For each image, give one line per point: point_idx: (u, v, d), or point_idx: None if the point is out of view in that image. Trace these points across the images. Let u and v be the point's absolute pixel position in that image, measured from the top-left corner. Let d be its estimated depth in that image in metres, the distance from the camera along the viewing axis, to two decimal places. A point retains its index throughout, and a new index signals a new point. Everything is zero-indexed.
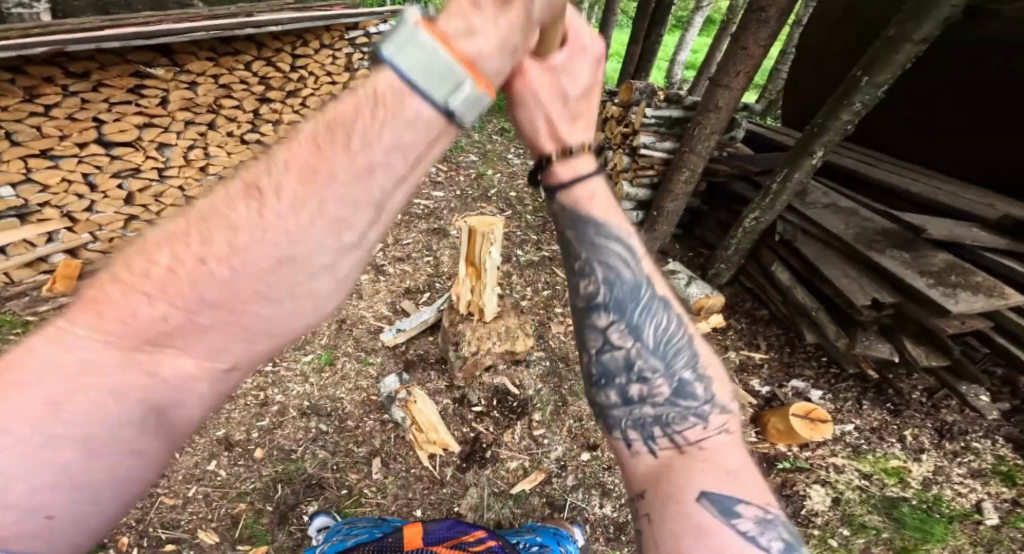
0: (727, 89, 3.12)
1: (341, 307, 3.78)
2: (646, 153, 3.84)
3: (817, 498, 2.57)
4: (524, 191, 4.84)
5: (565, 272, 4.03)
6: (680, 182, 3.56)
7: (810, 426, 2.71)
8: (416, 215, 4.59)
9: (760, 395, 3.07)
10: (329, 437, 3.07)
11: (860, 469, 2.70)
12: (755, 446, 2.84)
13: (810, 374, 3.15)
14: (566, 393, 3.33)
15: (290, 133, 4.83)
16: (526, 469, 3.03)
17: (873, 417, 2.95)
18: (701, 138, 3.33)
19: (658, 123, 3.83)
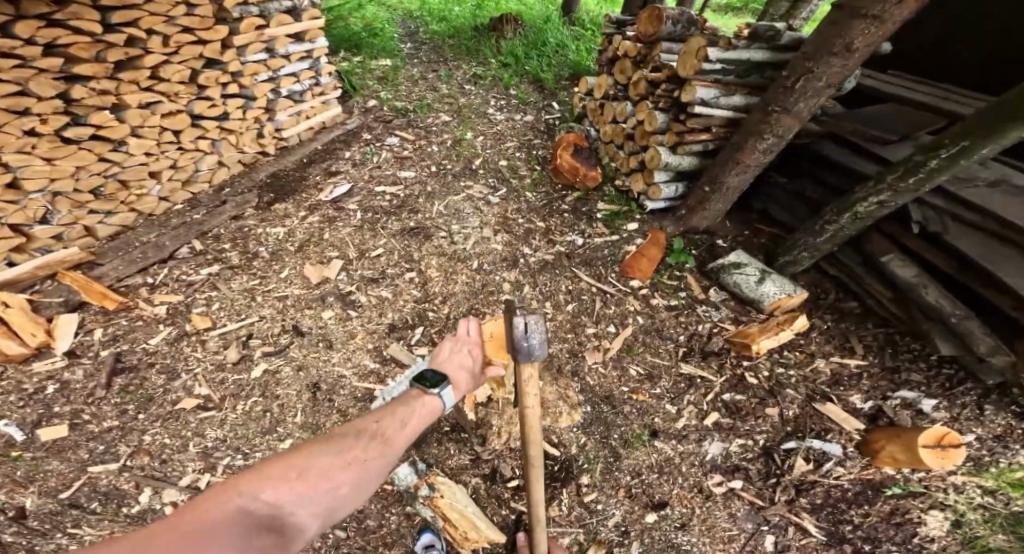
0: (873, 23, 2.14)
1: (308, 366, 2.82)
2: (705, 112, 2.87)
3: (933, 523, 2.15)
4: (518, 157, 3.74)
5: (589, 274, 3.18)
6: (756, 150, 2.81)
7: (940, 455, 2.22)
8: (382, 210, 3.57)
9: (863, 415, 2.57)
10: (353, 543, 2.33)
11: (982, 486, 2.23)
12: (858, 473, 2.39)
13: (919, 380, 2.64)
14: (617, 445, 2.66)
15: (150, 118, 3.29)
16: (582, 544, 2.39)
17: (996, 423, 2.41)
18: (803, 94, 2.49)
19: (725, 69, 2.79)
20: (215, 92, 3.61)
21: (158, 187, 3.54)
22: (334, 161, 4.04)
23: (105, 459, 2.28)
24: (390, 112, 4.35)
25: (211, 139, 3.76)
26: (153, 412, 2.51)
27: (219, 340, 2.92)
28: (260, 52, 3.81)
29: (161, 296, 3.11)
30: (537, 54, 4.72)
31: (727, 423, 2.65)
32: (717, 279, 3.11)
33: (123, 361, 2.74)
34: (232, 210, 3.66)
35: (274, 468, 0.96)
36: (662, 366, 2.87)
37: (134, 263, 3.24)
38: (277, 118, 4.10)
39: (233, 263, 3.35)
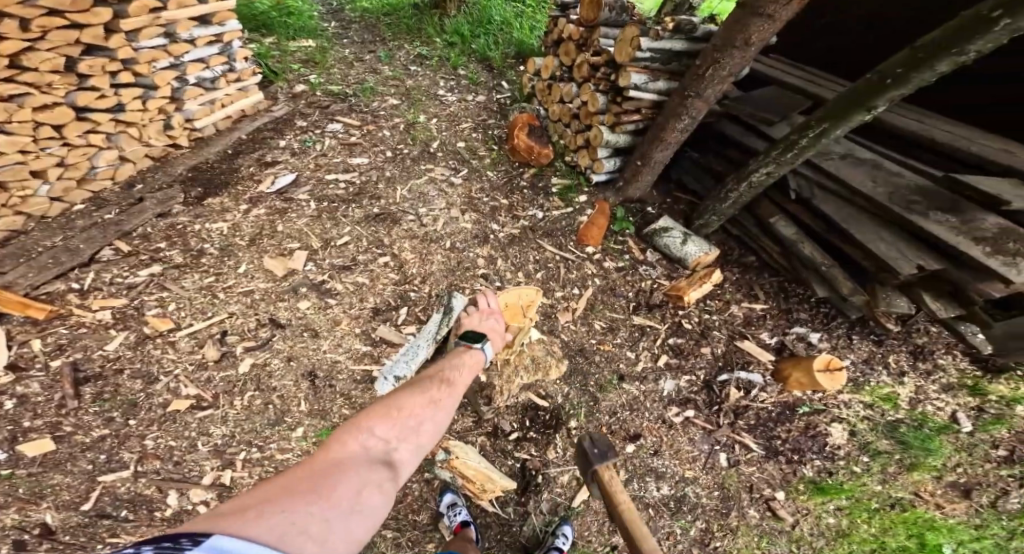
0: (768, 21, 2.63)
1: (296, 355, 2.82)
2: (637, 96, 3.28)
3: (837, 433, 2.91)
4: (475, 137, 3.89)
5: (552, 244, 3.52)
6: (676, 129, 3.32)
7: (829, 376, 2.91)
8: (338, 199, 3.53)
9: (771, 347, 3.25)
10: (384, 514, 2.52)
11: (863, 401, 3.02)
12: (778, 396, 3.05)
13: (806, 317, 3.38)
14: (594, 390, 3.10)
15: (19, 112, 2.84)
16: (580, 478, 2.86)
17: (862, 349, 3.24)
18: (712, 81, 3.02)
19: (654, 57, 3.18)
20: (102, 82, 3.15)
21: (46, 187, 3.11)
22: (268, 151, 3.83)
23: (115, 468, 2.23)
24: (325, 97, 4.18)
25: (103, 133, 3.30)
26: (147, 415, 2.43)
27: (189, 340, 2.77)
28: (158, 37, 3.36)
29: (100, 301, 2.83)
30: (483, 32, 4.75)
31: (675, 363, 3.19)
32: (651, 242, 3.63)
33: (81, 371, 2.53)
34: (156, 209, 3.33)
35: (375, 410, 1.34)
36: (620, 319, 3.34)
37: (47, 269, 2.88)
38: (187, 107, 3.71)
39: (177, 260, 3.11)
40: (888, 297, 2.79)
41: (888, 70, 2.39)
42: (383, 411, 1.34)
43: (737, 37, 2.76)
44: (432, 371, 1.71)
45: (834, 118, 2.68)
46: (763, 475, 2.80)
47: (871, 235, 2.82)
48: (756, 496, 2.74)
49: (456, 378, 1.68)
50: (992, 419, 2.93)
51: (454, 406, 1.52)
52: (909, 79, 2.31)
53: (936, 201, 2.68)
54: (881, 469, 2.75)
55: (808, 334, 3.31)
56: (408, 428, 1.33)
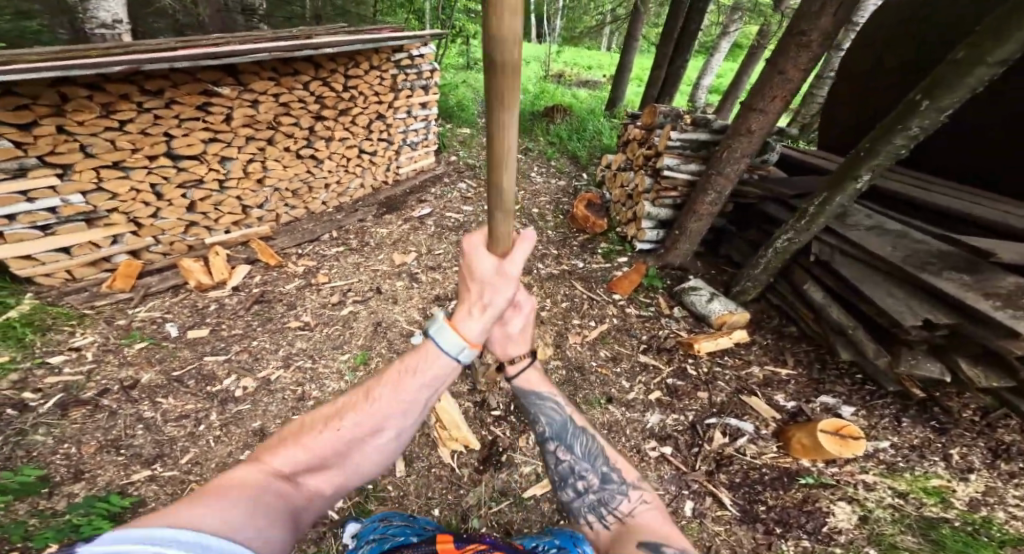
0: (761, 114, 3.29)
1: (377, 310, 3.76)
2: (670, 175, 4.01)
3: (842, 515, 2.57)
4: (547, 208, 4.96)
5: (583, 285, 4.14)
6: (705, 203, 3.82)
7: (843, 443, 2.78)
8: (449, 227, 4.79)
9: (786, 410, 3.19)
10: None
11: (893, 487, 2.67)
12: (775, 460, 2.90)
13: (842, 391, 3.28)
14: (581, 402, 3.34)
15: (340, 149, 4.91)
16: (538, 474, 3.09)
17: (913, 434, 2.96)
18: (729, 161, 3.56)
19: (684, 145, 3.98)
20: (376, 135, 5.24)
21: (325, 195, 4.98)
22: (423, 194, 5.33)
23: (217, 353, 3.29)
24: (465, 166, 5.88)
25: (363, 167, 5.24)
26: (268, 326, 3.56)
27: (330, 290, 3.95)
28: (403, 112, 5.47)
29: (303, 260, 4.27)
30: (577, 138, 6.15)
31: (666, 401, 3.34)
32: (680, 300, 3.96)
33: (265, 295, 3.84)
34: (360, 216, 4.89)
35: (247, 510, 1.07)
36: (625, 354, 3.64)
37: (294, 240, 4.47)
38: (400, 159, 5.57)
39: (353, 245, 4.50)
40: (912, 361, 2.82)
41: (864, 145, 2.85)
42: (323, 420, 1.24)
43: (741, 126, 3.40)
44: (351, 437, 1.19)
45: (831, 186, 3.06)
46: (728, 537, 2.56)
47: (881, 292, 2.95)
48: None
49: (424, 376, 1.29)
50: None
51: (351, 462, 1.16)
52: (879, 150, 2.76)
53: (953, 263, 2.77)
54: None
55: (837, 406, 3.19)
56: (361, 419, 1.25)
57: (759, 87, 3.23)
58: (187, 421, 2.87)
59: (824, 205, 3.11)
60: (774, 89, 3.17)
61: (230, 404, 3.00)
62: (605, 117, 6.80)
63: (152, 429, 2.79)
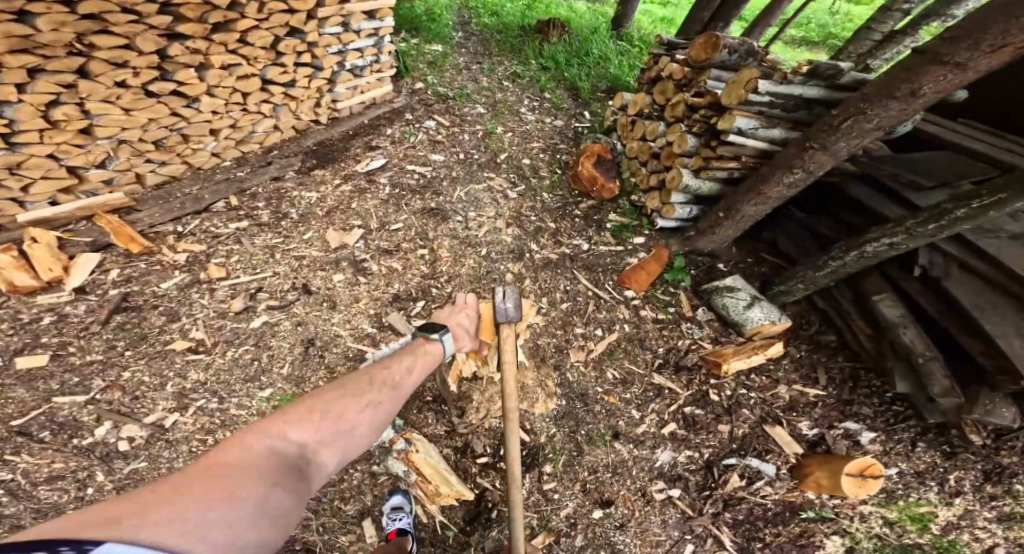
0: (952, 70, 2.13)
1: (306, 322, 3.10)
2: (736, 141, 3.06)
3: (831, 548, 2.46)
4: (541, 157, 3.99)
5: (588, 278, 3.37)
6: (780, 184, 2.99)
7: (859, 484, 2.43)
8: (409, 188, 3.79)
9: (806, 440, 2.77)
10: None
11: (885, 517, 2.51)
12: (785, 495, 2.60)
13: (867, 413, 2.83)
14: (582, 440, 2.83)
15: (227, 79, 3.54)
16: (534, 528, 2.59)
17: (921, 459, 2.63)
18: (843, 136, 2.62)
19: (771, 102, 2.98)
20: (289, 60, 3.85)
21: (213, 144, 3.75)
22: (376, 137, 4.23)
23: (74, 392, 2.56)
24: (433, 97, 4.51)
25: (273, 104, 3.96)
26: (139, 349, 2.79)
27: (228, 290, 3.18)
28: (337, 25, 4.01)
29: (184, 244, 3.36)
30: (576, 63, 4.95)
31: (681, 434, 2.83)
32: (707, 299, 3.32)
33: (129, 300, 3.00)
34: (275, 171, 3.88)
35: (296, 415, 1.47)
36: (637, 374, 3.05)
37: (171, 212, 3.47)
38: (336, 89, 4.26)
39: (261, 219, 3.58)
40: (989, 406, 2.38)
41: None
42: (302, 417, 1.48)
43: (901, 87, 2.31)
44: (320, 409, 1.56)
45: (1012, 186, 2.16)
46: None
47: (1001, 329, 2.39)
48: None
49: (400, 380, 1.88)
50: None
51: (338, 423, 1.53)
52: None
53: None
54: None
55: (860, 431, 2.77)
56: (345, 428, 1.54)
57: (968, 29, 2.02)
58: (67, 484, 2.26)
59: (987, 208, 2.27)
60: (1007, 34, 1.90)
61: (118, 462, 2.38)
62: (612, 39, 5.45)
63: (22, 496, 2.19)
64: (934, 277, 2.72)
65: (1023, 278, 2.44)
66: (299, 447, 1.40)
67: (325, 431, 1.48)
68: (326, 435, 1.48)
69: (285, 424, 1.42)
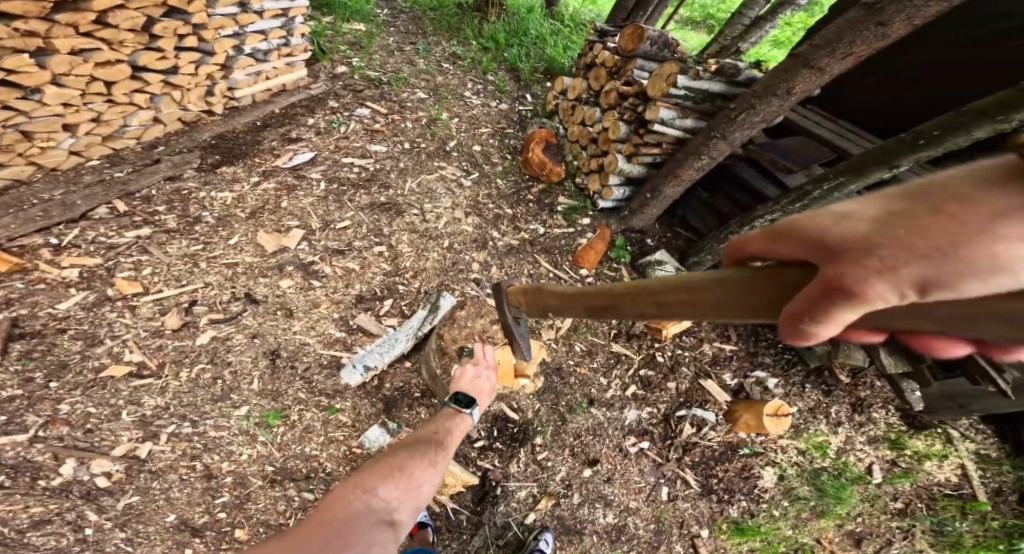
0: (816, 73, 2.64)
1: (263, 332, 2.82)
2: (660, 130, 3.39)
3: (767, 476, 3.15)
4: (491, 143, 4.09)
5: (548, 261, 3.55)
6: (691, 168, 3.38)
7: (775, 421, 3.11)
8: (349, 182, 3.58)
9: (730, 389, 3.40)
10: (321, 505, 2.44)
11: (798, 447, 3.26)
12: (724, 436, 3.23)
13: (769, 363, 3.54)
14: (564, 410, 3.12)
15: (85, 68, 2.92)
16: (536, 496, 2.86)
17: (811, 397, 3.44)
18: (741, 126, 3.05)
19: (687, 95, 3.30)
20: (168, 44, 3.25)
21: (70, 141, 3.09)
22: (294, 127, 3.85)
23: (11, 431, 2.21)
24: (361, 82, 4.29)
25: (151, 94, 3.35)
26: (66, 378, 2.41)
27: (153, 306, 2.75)
28: (231, 6, 3.50)
29: (72, 259, 2.80)
30: (516, 43, 5.09)
31: (641, 394, 3.28)
32: (643, 273, 3.69)
33: (19, 328, 2.50)
34: (166, 171, 3.30)
35: (381, 467, 1.57)
36: (600, 345, 3.39)
37: (32, 222, 2.83)
38: (233, 76, 3.74)
39: (170, 226, 3.09)
40: (848, 349, 3.15)
41: (925, 131, 2.45)
42: (383, 475, 1.54)
43: (781, 86, 2.78)
44: (398, 458, 1.63)
45: (853, 173, 2.76)
46: (694, 511, 3.01)
47: None
48: (684, 531, 2.97)
49: (447, 438, 1.86)
50: (900, 472, 3.31)
51: (416, 480, 1.60)
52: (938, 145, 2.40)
53: None
54: (795, 513, 3.08)
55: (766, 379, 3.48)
56: (412, 489, 1.56)
57: (827, 41, 2.53)
58: (61, 527, 2.05)
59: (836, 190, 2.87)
60: (854, 45, 2.45)
61: (107, 499, 2.16)
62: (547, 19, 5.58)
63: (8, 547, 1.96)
64: None
65: None
66: (384, 509, 1.45)
67: (399, 492, 1.52)
68: (405, 492, 1.54)
69: (366, 483, 1.48)
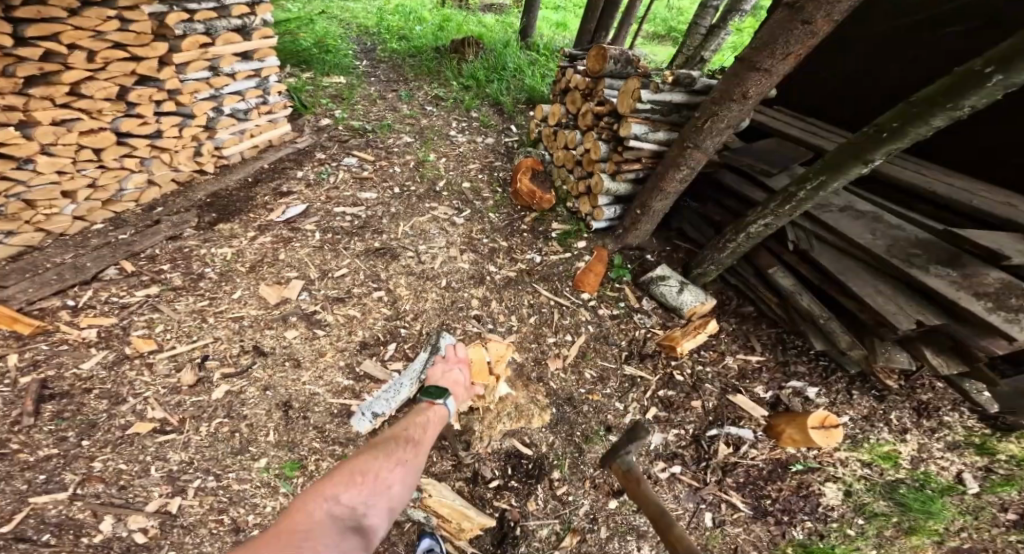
0: (765, 75, 2.69)
1: (275, 385, 2.86)
2: (637, 146, 3.35)
3: (831, 493, 2.79)
4: (479, 178, 4.15)
5: (548, 289, 3.53)
6: (675, 179, 3.36)
7: (825, 434, 2.85)
8: (344, 230, 3.65)
9: (766, 402, 3.24)
10: None
11: (861, 459, 2.93)
12: (770, 453, 2.98)
13: (804, 371, 3.40)
14: (579, 440, 3.01)
15: (70, 137, 3.02)
16: (558, 533, 2.71)
17: (863, 406, 3.18)
18: (711, 133, 3.05)
19: (654, 109, 3.27)
20: (147, 110, 3.36)
21: (71, 207, 3.24)
22: (286, 181, 3.97)
23: (51, 489, 2.23)
24: (346, 132, 4.43)
25: (141, 157, 3.49)
26: (99, 437, 2.46)
27: (170, 362, 2.83)
28: (203, 70, 3.62)
29: (89, 318, 2.92)
30: (496, 77, 5.25)
31: (663, 416, 3.13)
32: (648, 290, 3.65)
33: (51, 387, 2.60)
34: (167, 230, 3.43)
35: (344, 471, 1.38)
36: (610, 369, 3.30)
37: (49, 285, 2.97)
38: (218, 136, 3.89)
39: (176, 283, 3.19)
40: (887, 353, 2.95)
41: (885, 124, 2.41)
42: (349, 478, 1.36)
43: (735, 90, 2.83)
44: (363, 458, 1.47)
45: (830, 169, 2.71)
46: (748, 535, 2.69)
47: (870, 288, 3.02)
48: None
49: (420, 435, 1.73)
50: (1000, 480, 2.83)
51: (389, 478, 1.45)
52: (906, 132, 2.33)
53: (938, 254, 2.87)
54: (876, 530, 2.65)
55: (805, 388, 3.31)
56: (379, 489, 1.39)
57: (765, 42, 2.61)
58: None
59: (819, 189, 2.81)
60: (790, 45, 2.52)
61: None
62: (523, 51, 5.78)
63: None
64: (804, 250, 3.39)
65: (861, 243, 3.06)
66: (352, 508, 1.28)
67: (369, 493, 1.35)
68: (377, 492, 1.38)
69: (327, 488, 1.28)
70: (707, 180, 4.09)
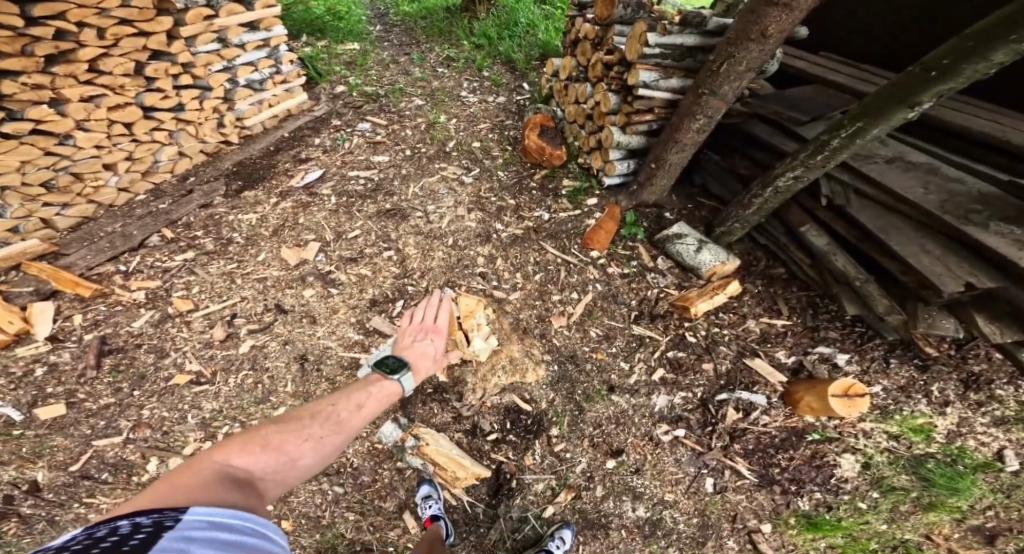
0: (783, 11, 2.41)
1: (292, 338, 3.06)
2: (647, 94, 3.16)
3: (846, 465, 2.62)
4: (490, 137, 4.11)
5: (555, 247, 3.47)
6: (690, 130, 3.14)
7: (847, 403, 2.62)
8: (357, 194, 3.78)
9: (786, 367, 3.01)
10: (351, 497, 2.68)
11: (888, 431, 2.69)
12: (785, 421, 2.80)
13: (835, 336, 3.10)
14: (580, 399, 2.97)
15: (100, 113, 3.34)
16: (554, 489, 2.74)
17: (900, 375, 2.87)
18: (728, 78, 2.79)
19: (662, 53, 3.07)
20: (166, 84, 3.61)
21: (115, 179, 3.61)
22: (304, 148, 4.17)
23: (109, 434, 2.60)
24: (360, 98, 4.54)
25: (168, 130, 3.80)
26: (145, 388, 2.79)
27: (204, 320, 3.11)
28: (212, 42, 3.79)
29: (138, 281, 3.26)
30: (508, 34, 5.13)
31: (671, 378, 3.01)
32: (664, 249, 3.48)
33: (108, 343, 2.95)
34: (200, 199, 3.74)
35: (243, 439, 1.27)
36: (617, 329, 3.21)
37: (103, 252, 3.34)
38: (238, 107, 4.13)
39: (208, 248, 3.48)
40: (929, 319, 2.64)
41: (932, 61, 2.08)
42: (245, 445, 1.24)
43: (752, 29, 2.54)
44: (273, 428, 1.35)
45: (870, 116, 2.40)
46: (750, 504, 2.61)
47: (914, 247, 2.68)
48: (739, 526, 2.57)
49: (354, 407, 1.58)
50: None
51: (299, 448, 1.32)
52: (956, 72, 2.00)
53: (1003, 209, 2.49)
54: (890, 505, 2.52)
55: (834, 354, 3.03)
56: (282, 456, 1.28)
57: None
58: None
59: (854, 137, 2.51)
60: None
61: None
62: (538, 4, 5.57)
63: None
64: (840, 206, 3.05)
65: (909, 198, 2.71)
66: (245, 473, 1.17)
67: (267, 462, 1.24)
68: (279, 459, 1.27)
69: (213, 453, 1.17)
70: (734, 131, 3.76)
